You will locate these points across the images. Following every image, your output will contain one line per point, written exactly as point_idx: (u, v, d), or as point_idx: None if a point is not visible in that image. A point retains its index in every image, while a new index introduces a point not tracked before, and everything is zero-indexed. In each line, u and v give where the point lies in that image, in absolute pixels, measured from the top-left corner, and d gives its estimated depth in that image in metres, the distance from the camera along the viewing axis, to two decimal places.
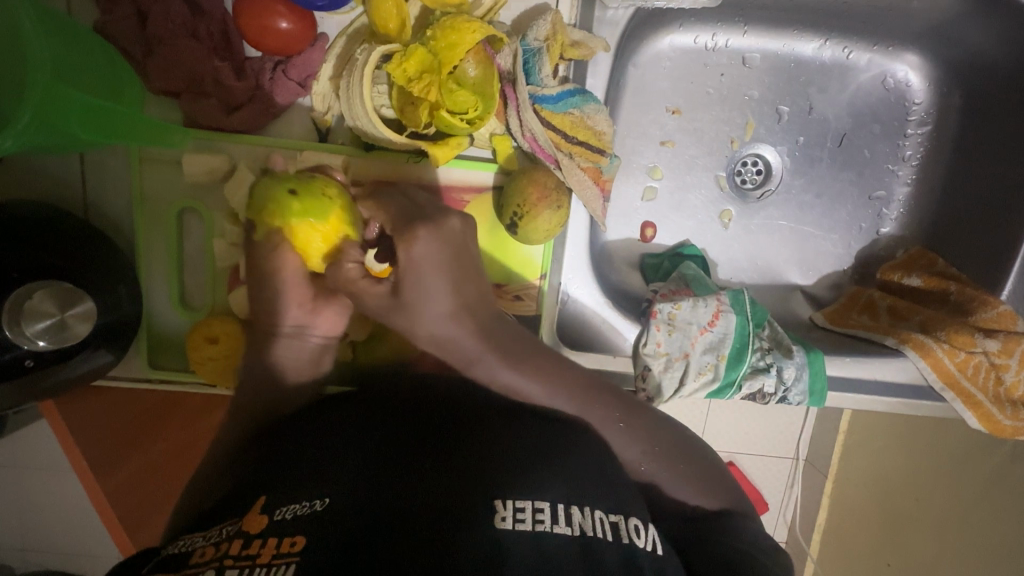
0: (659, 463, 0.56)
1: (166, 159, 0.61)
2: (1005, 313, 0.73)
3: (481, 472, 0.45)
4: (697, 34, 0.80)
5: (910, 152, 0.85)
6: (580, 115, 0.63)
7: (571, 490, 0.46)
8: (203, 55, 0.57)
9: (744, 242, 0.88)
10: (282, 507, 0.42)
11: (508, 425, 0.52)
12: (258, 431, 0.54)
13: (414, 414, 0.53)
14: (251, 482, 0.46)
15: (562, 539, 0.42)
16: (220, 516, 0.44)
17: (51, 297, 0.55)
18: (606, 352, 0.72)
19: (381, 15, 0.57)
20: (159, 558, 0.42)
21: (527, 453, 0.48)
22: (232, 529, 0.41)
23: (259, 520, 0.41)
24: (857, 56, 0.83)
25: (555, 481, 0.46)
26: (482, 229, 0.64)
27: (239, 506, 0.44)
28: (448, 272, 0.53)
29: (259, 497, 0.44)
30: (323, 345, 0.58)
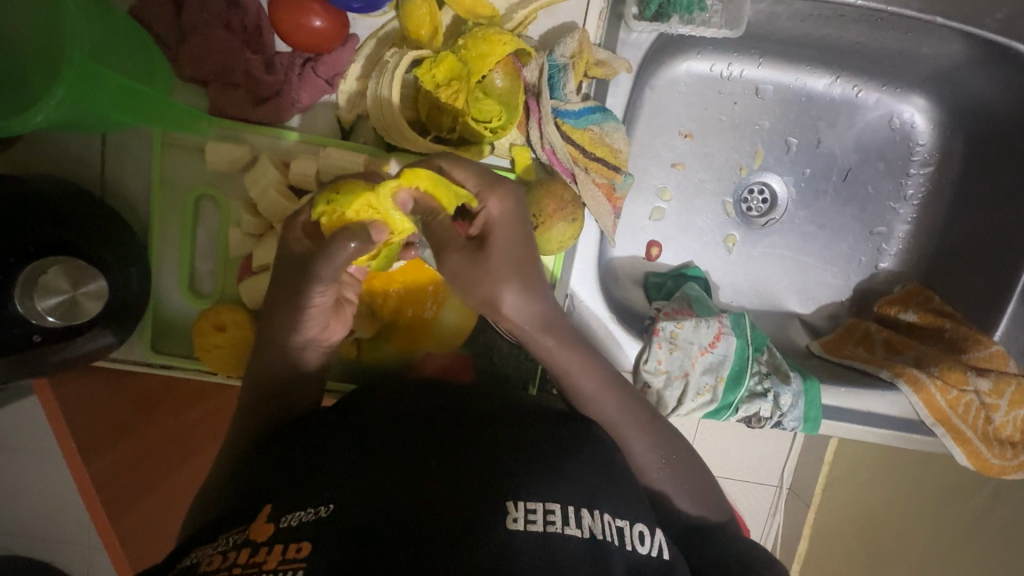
0: (663, 469, 0.57)
1: (189, 146, 0.62)
2: (997, 354, 0.75)
3: (485, 470, 0.46)
4: (712, 63, 0.83)
5: (912, 191, 0.88)
6: (599, 133, 0.64)
7: (578, 493, 0.46)
8: (236, 47, 0.58)
9: (746, 267, 0.89)
10: (289, 514, 0.43)
11: (517, 424, 0.52)
12: (270, 432, 0.56)
13: (422, 409, 0.53)
14: (258, 488, 0.47)
15: (574, 543, 0.43)
16: (226, 526, 0.45)
17: (64, 274, 0.57)
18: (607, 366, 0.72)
19: (414, 21, 0.58)
20: (175, 567, 0.43)
21: (536, 454, 0.49)
22: (238, 537, 0.42)
23: (265, 529, 0.42)
24: (866, 94, 0.86)
25: (561, 482, 0.47)
26: None
27: (248, 511, 0.45)
28: (518, 237, 0.51)
29: (265, 506, 0.44)
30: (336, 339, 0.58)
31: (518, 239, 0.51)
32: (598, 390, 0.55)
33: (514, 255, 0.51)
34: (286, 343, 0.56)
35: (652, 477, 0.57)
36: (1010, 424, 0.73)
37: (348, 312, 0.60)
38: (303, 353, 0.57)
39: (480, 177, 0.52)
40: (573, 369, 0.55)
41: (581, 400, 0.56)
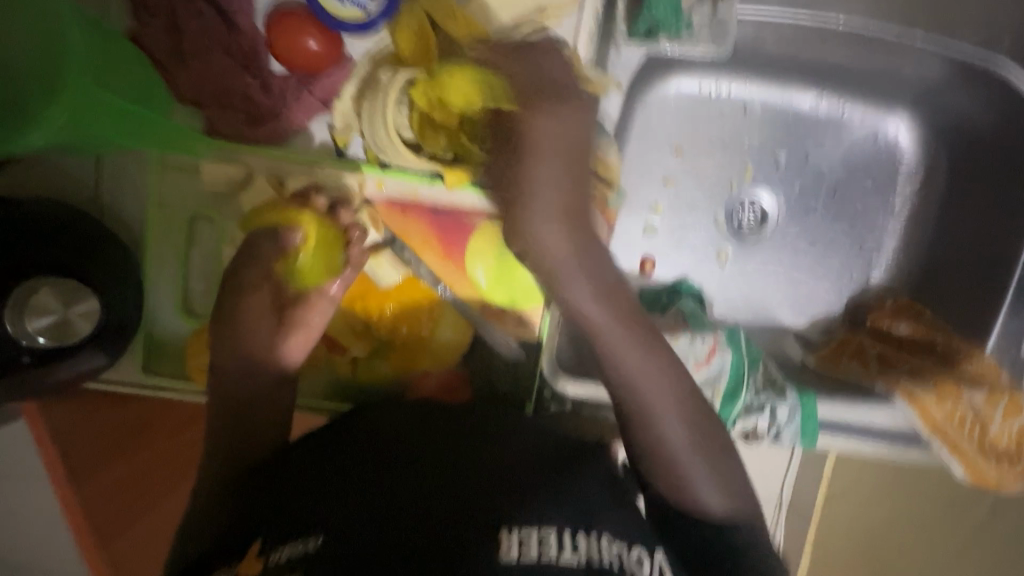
0: None
1: (186, 167, 0.62)
2: (989, 365, 0.77)
3: (469, 485, 0.47)
4: (701, 81, 0.84)
5: (898, 208, 0.88)
6: (593, 149, 0.65)
7: (574, 514, 0.46)
8: (236, 71, 0.60)
9: (739, 282, 0.90)
10: (279, 548, 0.45)
11: (516, 443, 0.52)
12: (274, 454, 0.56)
13: (421, 428, 0.53)
14: (255, 517, 0.50)
15: (570, 572, 0.42)
16: (226, 559, 0.49)
17: (55, 295, 0.57)
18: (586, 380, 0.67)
19: (408, 44, 0.59)
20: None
21: (534, 477, 0.48)
22: (234, 571, 0.46)
23: (256, 564, 0.45)
24: (852, 113, 0.86)
25: (558, 508, 0.46)
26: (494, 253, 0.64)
27: (244, 544, 0.48)
28: (562, 157, 0.59)
29: (257, 540, 0.47)
30: None
31: (559, 154, 0.59)
32: None
33: None
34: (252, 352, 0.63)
35: None
36: (1005, 435, 0.75)
37: (305, 333, 0.64)
38: (268, 362, 0.63)
39: None
40: None
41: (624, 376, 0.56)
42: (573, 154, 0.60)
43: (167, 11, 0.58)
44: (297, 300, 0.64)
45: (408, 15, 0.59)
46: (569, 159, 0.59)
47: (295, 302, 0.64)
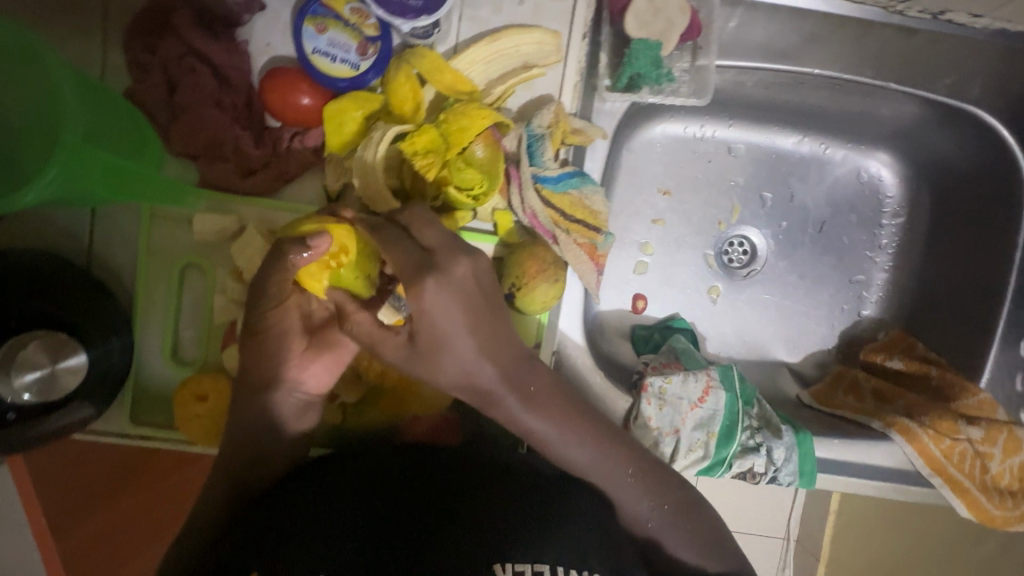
0: (656, 522, 0.57)
1: (177, 218, 0.63)
2: (985, 401, 0.76)
3: (469, 529, 0.49)
4: (686, 124, 0.86)
5: (887, 240, 0.89)
6: (578, 196, 0.66)
7: (563, 548, 0.49)
8: (226, 124, 0.61)
9: (731, 318, 0.90)
10: None
11: (497, 478, 0.54)
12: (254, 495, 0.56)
13: (402, 468, 0.53)
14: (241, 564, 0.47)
15: None
16: None
17: (44, 349, 0.56)
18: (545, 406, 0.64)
19: (398, 96, 0.60)
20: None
21: (520, 511, 0.51)
22: None
23: None
24: (833, 151, 0.88)
25: (546, 542, 0.49)
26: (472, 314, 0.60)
27: None
28: (465, 307, 0.48)
29: None
30: (306, 401, 0.58)
31: (460, 313, 0.47)
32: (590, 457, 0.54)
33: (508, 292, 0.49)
34: (273, 385, 0.56)
35: (653, 525, 0.57)
36: (1006, 472, 0.74)
37: (335, 358, 0.57)
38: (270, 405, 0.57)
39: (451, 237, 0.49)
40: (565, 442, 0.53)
41: (594, 464, 0.54)
42: (487, 297, 0.50)
43: (163, 69, 0.60)
44: (330, 321, 0.57)
45: (396, 69, 0.60)
46: (473, 303, 0.48)
47: (325, 323, 0.58)
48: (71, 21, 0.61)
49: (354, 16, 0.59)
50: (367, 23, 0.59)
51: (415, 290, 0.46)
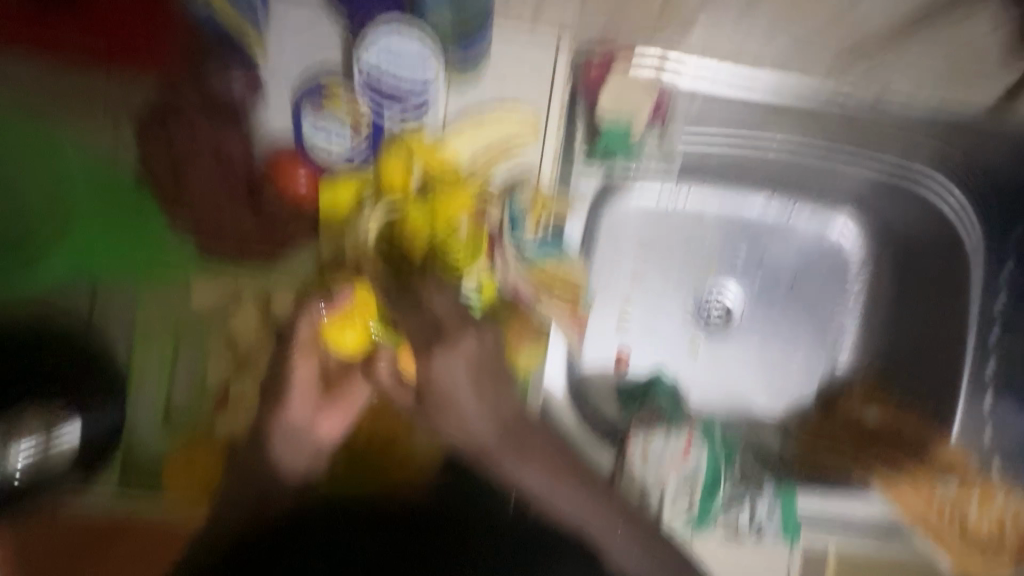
0: None
1: (179, 289, 0.66)
2: (954, 452, 0.82)
3: None
4: (660, 183, 0.84)
5: (856, 296, 0.89)
6: (558, 263, 0.72)
7: None
8: (229, 203, 0.65)
9: (712, 372, 0.91)
10: None
11: None
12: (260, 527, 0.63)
13: None
14: None
15: None
16: None
17: (42, 423, 0.59)
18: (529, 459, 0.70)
19: (388, 175, 0.65)
20: None
21: None
22: None
23: None
24: (799, 212, 0.88)
25: None
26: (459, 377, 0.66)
27: None
28: (468, 371, 0.67)
29: None
30: (319, 446, 0.66)
31: (464, 376, 0.67)
32: None
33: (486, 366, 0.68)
34: (284, 427, 0.65)
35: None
36: (982, 521, 0.80)
37: (344, 405, 0.67)
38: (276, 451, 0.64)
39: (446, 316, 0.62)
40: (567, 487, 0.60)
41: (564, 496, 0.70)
42: (482, 364, 0.68)
43: (173, 152, 0.64)
44: (339, 372, 0.67)
45: (388, 154, 0.65)
46: (473, 368, 0.67)
47: (337, 376, 0.67)
48: (84, 103, 0.65)
49: (349, 105, 0.64)
50: (362, 113, 0.64)
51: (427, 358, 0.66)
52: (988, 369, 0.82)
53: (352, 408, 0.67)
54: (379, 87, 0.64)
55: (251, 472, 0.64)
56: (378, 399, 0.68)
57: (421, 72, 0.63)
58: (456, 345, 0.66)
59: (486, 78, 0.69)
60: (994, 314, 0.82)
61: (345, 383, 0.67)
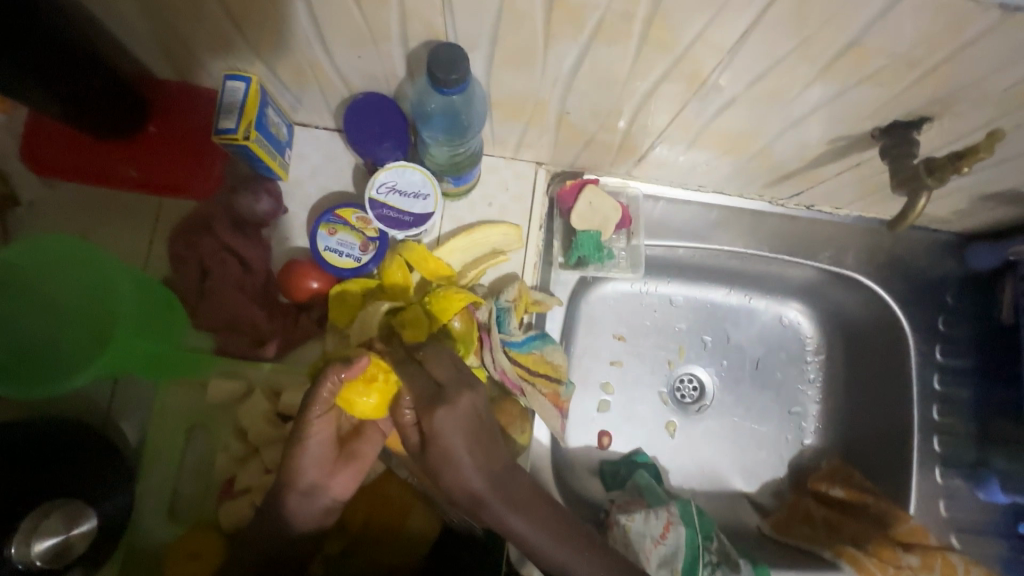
0: None
1: (193, 384, 0.73)
2: (916, 527, 0.86)
3: None
4: (632, 282, 0.97)
5: (813, 374, 1.00)
6: (541, 355, 0.79)
7: None
8: (246, 305, 0.73)
9: (689, 450, 0.97)
10: None
11: None
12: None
13: None
14: None
15: None
16: None
17: (63, 516, 0.60)
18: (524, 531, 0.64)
19: (391, 278, 0.75)
20: None
21: None
22: None
23: None
24: (756, 301, 1.01)
25: None
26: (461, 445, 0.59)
27: None
28: (466, 432, 0.59)
29: None
30: (329, 505, 0.67)
31: (462, 437, 0.59)
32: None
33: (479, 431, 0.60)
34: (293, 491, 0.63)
35: None
36: None
37: (358, 465, 0.67)
38: (287, 518, 0.63)
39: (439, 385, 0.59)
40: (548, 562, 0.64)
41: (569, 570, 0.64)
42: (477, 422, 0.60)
43: (199, 261, 0.73)
44: (353, 434, 0.68)
45: (390, 260, 0.75)
46: (472, 429, 0.59)
47: (350, 436, 0.68)
48: (127, 224, 0.77)
49: (359, 222, 0.74)
50: (369, 227, 0.74)
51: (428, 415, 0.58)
52: (936, 445, 0.89)
53: (363, 467, 0.68)
54: (384, 206, 0.72)
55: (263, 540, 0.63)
56: (382, 473, 0.74)
57: (422, 198, 0.73)
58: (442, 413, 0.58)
59: (476, 197, 0.82)
60: (935, 392, 0.90)
61: (356, 444, 0.68)
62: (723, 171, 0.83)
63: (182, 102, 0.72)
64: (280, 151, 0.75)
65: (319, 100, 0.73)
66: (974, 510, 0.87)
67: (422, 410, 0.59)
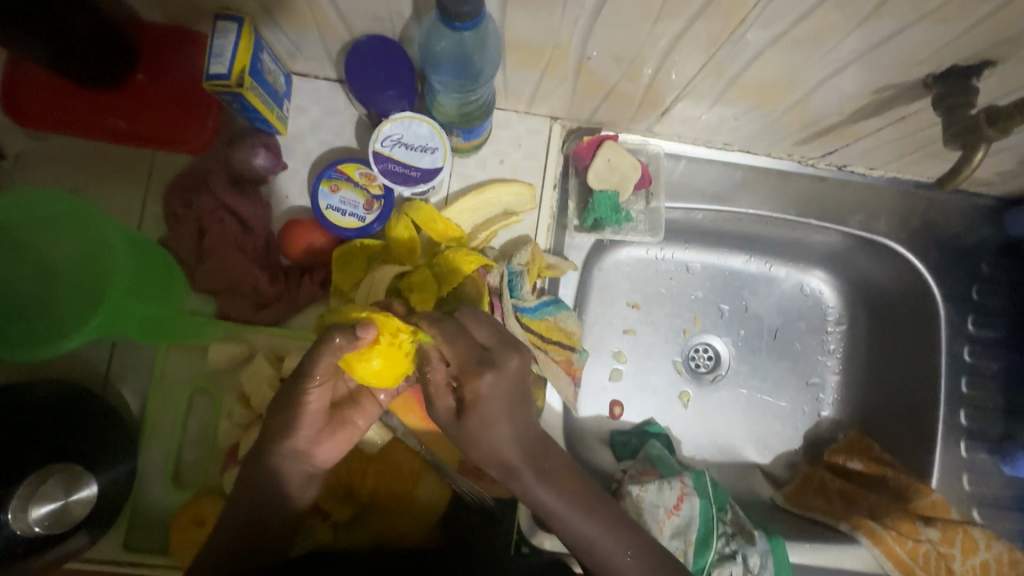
0: None
1: (194, 347, 0.71)
2: (939, 501, 0.82)
3: None
4: (647, 248, 0.93)
5: (834, 345, 0.96)
6: (555, 320, 0.75)
7: None
8: (246, 267, 0.69)
9: (702, 421, 0.95)
10: None
11: None
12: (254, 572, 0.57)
13: None
14: None
15: None
16: None
17: (62, 483, 0.59)
18: (564, 510, 0.57)
19: (396, 240, 0.71)
20: None
21: None
22: None
23: None
24: (777, 268, 0.97)
25: None
26: (494, 414, 0.54)
27: None
28: (507, 403, 0.54)
29: None
30: (312, 472, 0.61)
31: (505, 406, 0.54)
32: (589, 558, 0.59)
33: (513, 399, 0.55)
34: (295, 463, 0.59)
35: None
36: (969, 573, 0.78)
37: (348, 432, 0.63)
38: (278, 486, 0.59)
39: (477, 353, 0.54)
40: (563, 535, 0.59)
41: (599, 548, 0.58)
42: (518, 387, 0.55)
43: (196, 219, 0.69)
44: (348, 402, 0.63)
45: (396, 220, 0.71)
46: (515, 400, 0.55)
47: (345, 403, 0.63)
48: (120, 180, 0.73)
49: (362, 178, 0.70)
50: (374, 184, 0.70)
51: (474, 381, 0.53)
52: (962, 418, 0.86)
53: (352, 436, 0.63)
54: (389, 159, 0.68)
55: (252, 512, 0.58)
56: (390, 440, 0.72)
57: (429, 152, 0.68)
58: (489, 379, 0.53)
59: (486, 154, 0.79)
60: (964, 364, 0.86)
61: (350, 410, 0.63)
62: (751, 128, 0.77)
63: (171, 44, 0.66)
64: (278, 103, 0.70)
65: (319, 47, 0.68)
66: (995, 484, 0.85)
67: (466, 375, 0.53)
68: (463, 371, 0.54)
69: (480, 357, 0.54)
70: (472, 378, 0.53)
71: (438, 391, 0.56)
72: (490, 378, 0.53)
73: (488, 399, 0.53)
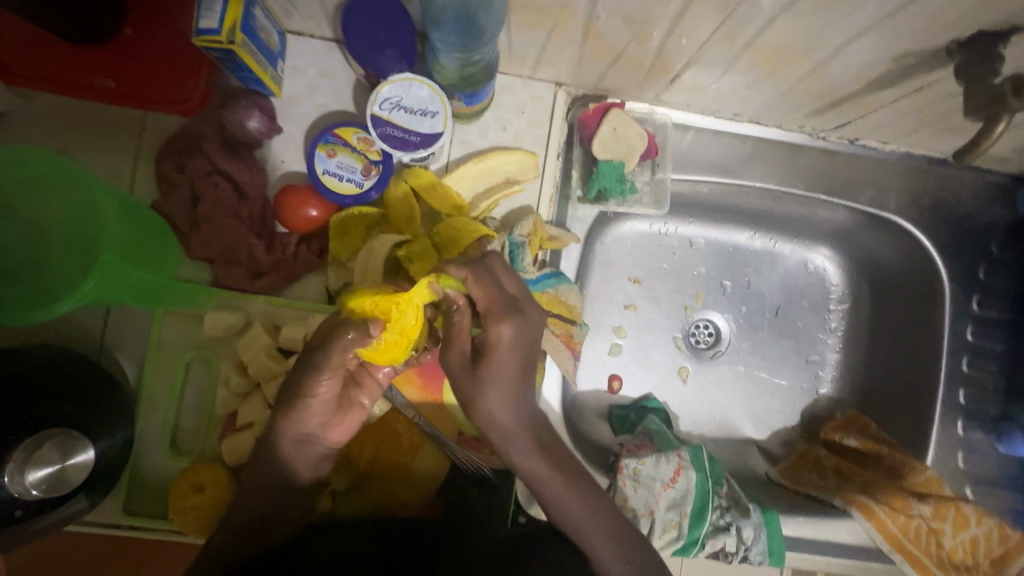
0: None
1: (189, 315, 0.69)
2: (932, 478, 0.83)
3: None
4: (650, 222, 0.91)
5: (835, 323, 0.95)
6: (555, 293, 0.74)
7: None
8: (242, 233, 0.67)
9: (701, 396, 0.95)
10: None
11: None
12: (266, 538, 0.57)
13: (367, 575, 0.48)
14: None
15: None
16: None
17: (57, 447, 0.59)
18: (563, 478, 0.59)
19: (396, 208, 0.69)
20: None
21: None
22: None
23: None
24: (781, 245, 0.95)
25: None
26: (510, 363, 0.55)
27: None
28: (521, 359, 0.55)
29: None
30: (325, 453, 0.60)
31: (520, 357, 0.55)
32: (586, 528, 0.59)
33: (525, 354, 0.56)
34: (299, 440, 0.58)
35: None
36: (959, 547, 0.80)
37: (356, 413, 0.60)
38: (279, 456, 0.58)
39: (503, 299, 0.54)
40: (561, 505, 0.59)
41: (586, 524, 0.59)
42: (529, 348, 0.56)
43: (190, 185, 0.68)
44: (352, 381, 0.60)
45: (395, 186, 0.69)
46: (528, 357, 0.56)
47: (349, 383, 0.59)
48: (110, 142, 0.71)
49: (360, 143, 0.67)
50: (371, 149, 0.68)
51: (496, 326, 0.53)
52: (961, 398, 0.86)
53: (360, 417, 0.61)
54: (391, 121, 0.65)
55: (256, 482, 0.58)
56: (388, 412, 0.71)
57: (430, 117, 0.66)
58: (510, 327, 0.53)
59: (489, 120, 0.76)
60: (965, 344, 0.86)
61: (358, 392, 0.61)
62: (762, 98, 0.75)
63: (165, 5, 0.65)
64: (272, 63, 0.68)
65: (314, 4, 0.65)
66: (989, 462, 0.86)
67: (488, 321, 0.53)
68: (487, 311, 0.54)
69: (503, 304, 0.54)
70: (492, 324, 0.53)
71: (463, 335, 0.55)
72: (511, 324, 0.53)
73: (506, 347, 0.54)
